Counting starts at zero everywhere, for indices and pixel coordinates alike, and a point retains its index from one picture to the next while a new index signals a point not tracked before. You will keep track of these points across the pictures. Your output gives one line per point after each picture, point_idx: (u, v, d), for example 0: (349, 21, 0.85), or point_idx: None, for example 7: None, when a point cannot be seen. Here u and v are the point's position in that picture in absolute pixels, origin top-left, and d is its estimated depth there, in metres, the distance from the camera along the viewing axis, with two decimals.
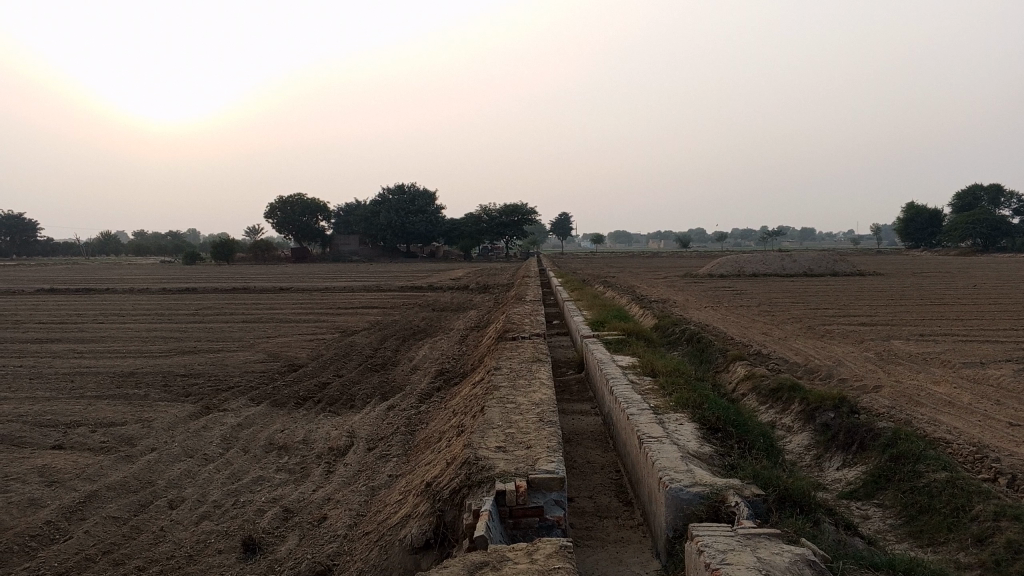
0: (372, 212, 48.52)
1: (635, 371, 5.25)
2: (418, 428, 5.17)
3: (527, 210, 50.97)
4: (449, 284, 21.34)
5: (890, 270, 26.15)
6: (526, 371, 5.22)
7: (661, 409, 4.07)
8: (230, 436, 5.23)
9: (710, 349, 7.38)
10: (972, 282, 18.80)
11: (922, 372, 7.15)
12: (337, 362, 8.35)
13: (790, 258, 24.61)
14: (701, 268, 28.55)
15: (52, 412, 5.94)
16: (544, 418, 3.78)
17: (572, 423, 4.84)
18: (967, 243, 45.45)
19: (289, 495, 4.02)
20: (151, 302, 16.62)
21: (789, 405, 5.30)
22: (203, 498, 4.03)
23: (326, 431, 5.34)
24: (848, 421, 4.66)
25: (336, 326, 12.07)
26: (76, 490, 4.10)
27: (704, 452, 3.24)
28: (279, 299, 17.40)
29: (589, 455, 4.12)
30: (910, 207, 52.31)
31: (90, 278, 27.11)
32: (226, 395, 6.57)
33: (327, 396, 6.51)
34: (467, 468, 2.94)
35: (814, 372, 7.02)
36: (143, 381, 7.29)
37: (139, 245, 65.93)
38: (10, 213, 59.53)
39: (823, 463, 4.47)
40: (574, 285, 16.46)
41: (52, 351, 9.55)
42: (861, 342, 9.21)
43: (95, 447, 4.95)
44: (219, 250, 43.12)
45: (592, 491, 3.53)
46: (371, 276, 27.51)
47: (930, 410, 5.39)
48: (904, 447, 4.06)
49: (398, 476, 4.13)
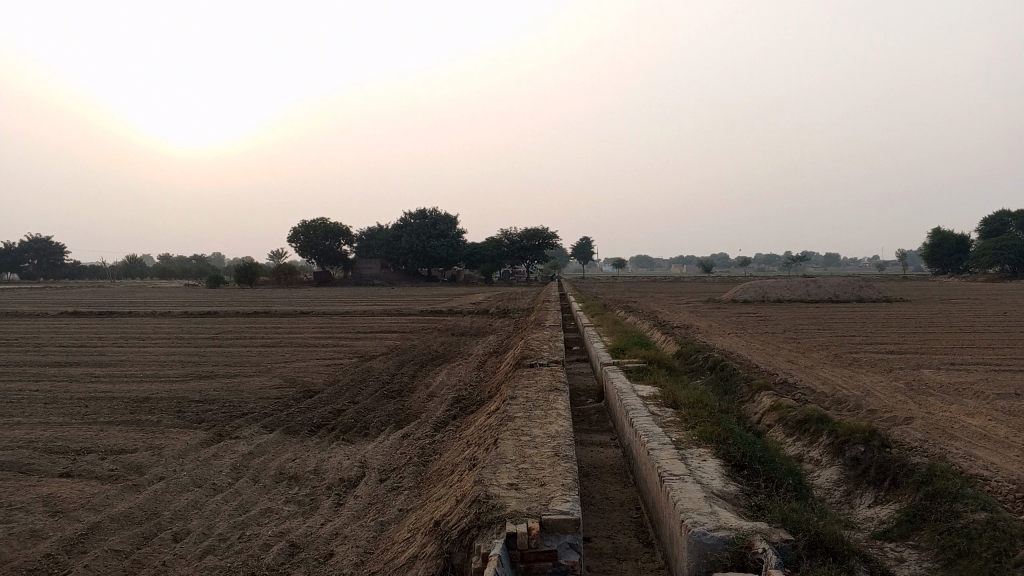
0: (395, 236, 48.68)
1: (656, 402, 5.07)
2: (432, 459, 5.03)
3: (549, 234, 50.83)
4: (470, 309, 21.23)
5: (919, 296, 25.70)
6: (543, 400, 5.07)
7: (683, 443, 3.91)
8: (240, 465, 5.11)
9: (733, 379, 7.19)
10: (1003, 309, 18.40)
11: (954, 403, 6.91)
12: (353, 388, 8.23)
13: (814, 283, 24.26)
14: (725, 293, 28.36)
15: (63, 438, 5.85)
16: (560, 452, 3.62)
17: (591, 456, 4.67)
18: (995, 270, 44.73)
19: (296, 529, 3.89)
20: (172, 326, 16.62)
21: (818, 437, 5.10)
22: (208, 531, 3.90)
23: (338, 461, 5.21)
24: (880, 456, 4.47)
25: (355, 351, 11.96)
26: (79, 521, 3.99)
27: (729, 491, 3.07)
28: (299, 323, 17.32)
29: (608, 490, 3.95)
30: (936, 233, 51.63)
31: (114, 300, 27.40)
32: (238, 422, 6.45)
33: (341, 424, 6.38)
34: (476, 507, 2.80)
35: (842, 403, 6.80)
36: (157, 407, 7.21)
37: (164, 269, 66.53)
38: (39, 238, 60.45)
39: (853, 500, 4.27)
40: (596, 310, 16.29)
41: (69, 375, 9.50)
42: (890, 371, 8.96)
43: (103, 475, 4.85)
44: (242, 273, 43.34)
45: (610, 530, 3.36)
46: (393, 299, 27.55)
47: (965, 445, 5.16)
48: (940, 485, 3.86)
49: (408, 511, 3.98)
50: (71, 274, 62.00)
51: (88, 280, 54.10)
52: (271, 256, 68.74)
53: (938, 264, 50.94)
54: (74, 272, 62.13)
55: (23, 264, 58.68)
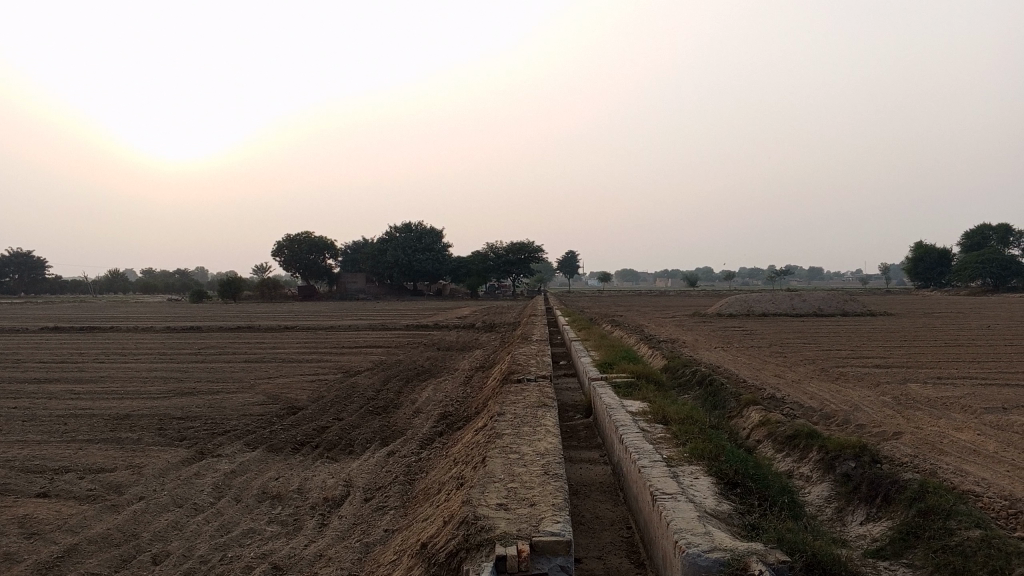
0: (380, 250, 48.59)
1: (646, 418, 5.02)
2: (418, 477, 4.94)
3: (534, 248, 50.67)
4: (456, 323, 21.13)
5: (903, 310, 25.82)
6: (531, 417, 5.00)
7: (673, 460, 3.85)
8: (222, 484, 5.01)
9: (721, 393, 7.15)
10: (986, 323, 18.50)
11: (943, 418, 6.89)
12: (337, 404, 8.12)
13: (799, 297, 24.34)
14: (710, 307, 28.41)
15: (41, 457, 5.73)
16: (550, 470, 3.56)
17: (580, 473, 4.61)
18: (977, 283, 45.15)
19: (279, 550, 3.79)
20: (154, 342, 16.43)
21: (807, 453, 5.06)
22: (189, 553, 3.80)
23: (322, 480, 5.12)
24: (871, 471, 4.43)
25: (340, 366, 11.85)
26: (56, 543, 3.89)
27: (722, 510, 3.01)
28: (283, 338, 17.18)
29: (598, 509, 3.88)
30: (918, 247, 52.03)
31: (95, 315, 27.09)
32: (221, 440, 6.34)
33: (325, 442, 6.28)
34: (465, 528, 2.72)
35: (831, 418, 6.77)
36: (138, 424, 7.08)
37: (148, 283, 66.04)
38: (20, 252, 59.89)
39: (845, 517, 4.22)
40: (582, 324, 16.24)
41: (48, 392, 9.33)
42: (876, 385, 8.95)
43: (81, 495, 4.73)
44: (226, 287, 43.05)
45: (601, 551, 3.30)
46: (379, 314, 27.41)
47: (956, 460, 5.12)
48: (933, 502, 3.82)
49: (394, 531, 3.90)
50: (53, 289, 61.41)
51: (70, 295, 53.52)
52: (256, 270, 68.36)
53: (921, 277, 51.32)
54: (55, 287, 61.55)
55: (4, 278, 58.04)
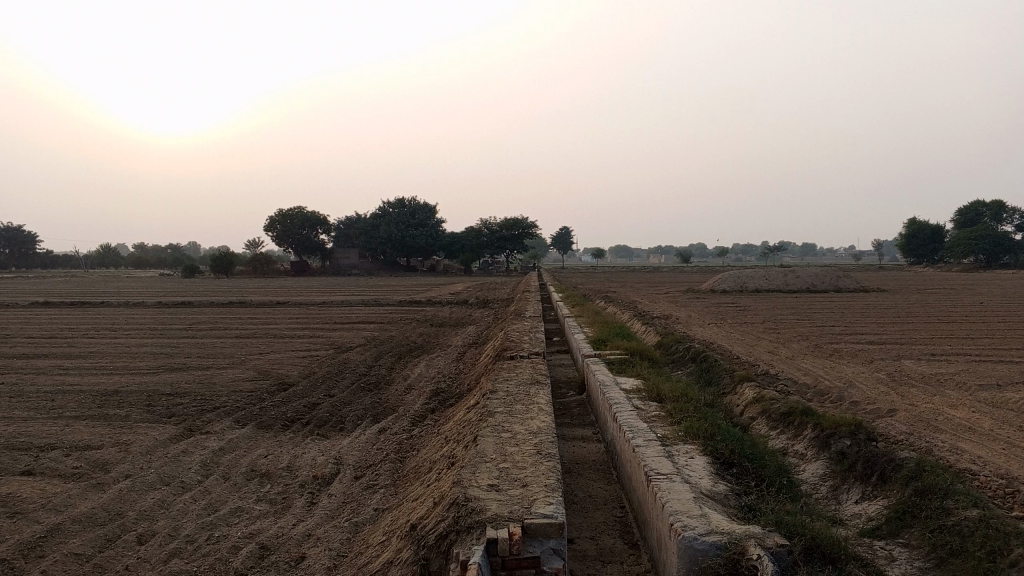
0: (373, 225, 48.42)
1: (640, 395, 4.95)
2: (409, 455, 4.88)
3: (528, 224, 50.55)
4: (450, 299, 21.07)
5: (896, 286, 25.88)
6: (523, 395, 4.93)
7: (668, 439, 3.79)
8: (209, 461, 4.94)
9: (715, 370, 7.11)
10: (979, 300, 18.53)
11: (937, 395, 6.86)
12: (328, 381, 8.05)
13: (792, 273, 24.34)
14: (704, 283, 28.47)
15: (27, 434, 5.65)
16: (543, 450, 3.49)
17: (573, 451, 4.55)
18: (969, 260, 45.22)
19: (267, 530, 3.73)
20: (146, 317, 16.31)
21: (802, 430, 5.01)
22: (175, 532, 3.73)
23: (312, 458, 5.05)
24: (867, 450, 4.38)
25: (332, 342, 11.79)
26: (39, 523, 3.81)
27: (717, 491, 2.95)
28: (275, 313, 17.08)
29: (591, 488, 3.82)
30: (912, 223, 52.04)
31: (85, 290, 26.94)
32: (210, 417, 6.26)
33: (316, 418, 6.22)
34: (455, 511, 2.65)
35: (825, 395, 6.73)
36: (127, 401, 6.99)
37: (140, 259, 65.75)
38: (10, 227, 59.54)
39: (840, 496, 4.18)
40: (576, 300, 16.21)
41: (37, 368, 9.23)
42: (870, 362, 8.92)
43: (67, 473, 4.65)
44: (219, 263, 42.85)
45: (594, 531, 3.24)
46: (372, 289, 27.35)
47: (951, 438, 5.08)
48: (930, 481, 3.77)
49: (384, 511, 3.84)
50: (44, 264, 61.06)
51: (62, 268, 53.11)
52: (248, 244, 68.01)
53: (914, 254, 51.27)
54: (47, 262, 61.34)
55: None
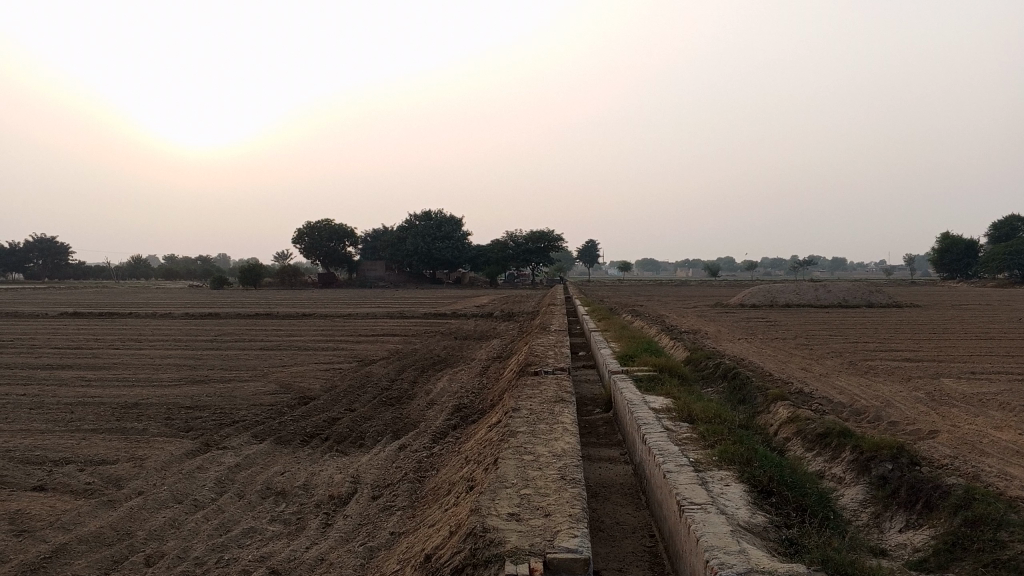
0: (400, 238, 48.59)
1: (670, 416, 4.75)
2: (429, 475, 4.71)
3: (554, 236, 50.22)
4: (474, 312, 20.92)
5: (929, 301, 25.32)
6: (548, 413, 4.75)
7: (700, 464, 3.59)
8: (225, 478, 4.80)
9: (746, 388, 6.88)
10: (1016, 316, 18.03)
11: (980, 416, 6.56)
12: (350, 395, 7.91)
13: (823, 288, 23.91)
14: (732, 297, 28.14)
15: (43, 448, 5.54)
16: (567, 475, 3.31)
17: (598, 474, 4.35)
18: (1004, 275, 44.32)
19: (278, 553, 3.56)
20: (171, 328, 16.34)
21: (840, 453, 4.78)
22: (184, 554, 3.58)
23: (330, 475, 4.91)
24: (910, 475, 4.15)
25: (355, 354, 11.66)
26: (45, 542, 3.68)
27: (755, 523, 2.75)
28: (300, 325, 17.02)
29: (618, 514, 3.63)
30: (944, 237, 51.11)
31: (115, 302, 27.25)
32: (228, 431, 6.13)
33: (335, 434, 6.07)
34: (472, 542, 2.48)
35: (861, 415, 6.48)
36: (145, 414, 6.90)
37: (170, 271, 66.42)
38: (43, 239, 60.46)
39: (882, 524, 3.94)
40: (602, 314, 16.03)
41: (59, 379, 9.18)
42: (907, 379, 8.63)
43: (78, 489, 4.54)
44: (246, 275, 43.15)
45: (622, 562, 3.04)
46: (398, 301, 27.31)
47: (997, 462, 4.82)
48: (981, 510, 3.53)
49: (400, 535, 3.67)
50: (76, 275, 61.60)
51: (93, 281, 53.64)
52: (278, 255, 68.62)
53: (947, 269, 50.47)
54: (80, 273, 62.23)
55: (28, 264, 58.83)
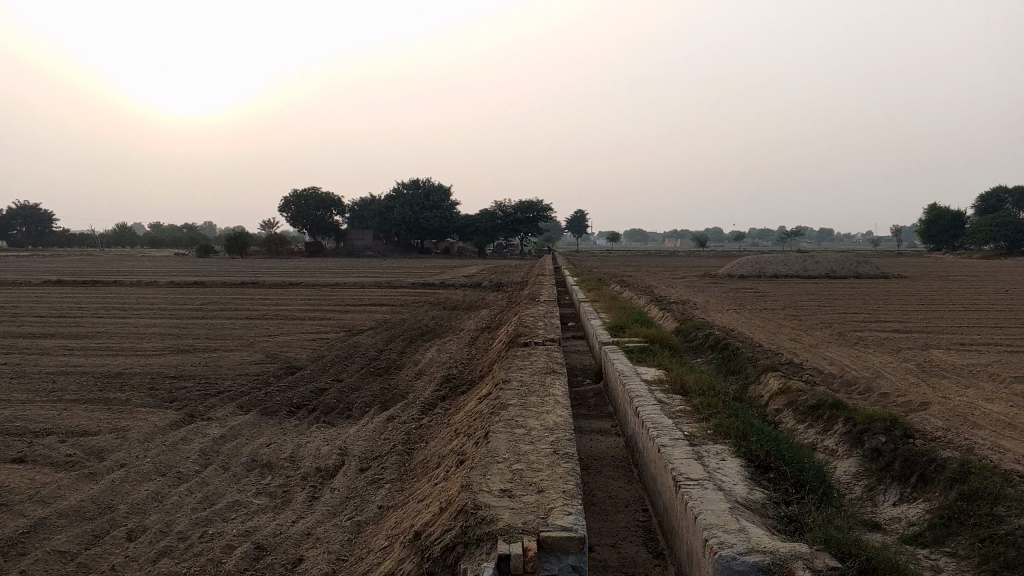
0: (388, 207, 48.30)
1: (663, 388, 4.68)
2: (417, 448, 4.63)
3: (543, 207, 50.15)
4: (463, 281, 20.81)
5: (917, 273, 25.35)
6: (538, 385, 4.67)
7: (695, 438, 3.52)
8: (210, 450, 4.71)
9: (738, 358, 6.84)
10: (1004, 287, 18.08)
11: (971, 387, 6.54)
12: (337, 365, 7.82)
13: (812, 258, 23.91)
14: (721, 269, 28.14)
15: (23, 419, 5.44)
16: (559, 449, 3.24)
17: (590, 446, 4.29)
18: (990, 247, 44.50)
19: (263, 528, 3.48)
20: (157, 296, 16.14)
21: (832, 425, 4.73)
22: (167, 528, 3.50)
23: (316, 447, 4.83)
24: (904, 448, 4.10)
25: (343, 324, 11.57)
26: (24, 516, 3.59)
27: (753, 500, 2.68)
28: (288, 294, 16.91)
29: (610, 488, 3.57)
30: (932, 208, 51.16)
31: (101, 270, 26.97)
32: (213, 402, 6.04)
33: (322, 405, 5.98)
34: (463, 519, 2.40)
35: (852, 387, 6.44)
36: (129, 384, 6.79)
37: (156, 240, 65.89)
38: (26, 206, 59.78)
39: (876, 497, 3.90)
40: (591, 284, 15.98)
41: (42, 348, 9.04)
42: (897, 351, 8.61)
43: (59, 461, 4.44)
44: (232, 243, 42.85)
45: (616, 537, 2.99)
46: (386, 271, 27.13)
47: (990, 435, 4.78)
48: (977, 484, 3.48)
49: (389, 509, 3.60)
50: (60, 241, 60.96)
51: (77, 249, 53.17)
52: (263, 225, 68.22)
53: (934, 240, 50.60)
54: (64, 240, 61.63)
55: (12, 230, 58.24)
